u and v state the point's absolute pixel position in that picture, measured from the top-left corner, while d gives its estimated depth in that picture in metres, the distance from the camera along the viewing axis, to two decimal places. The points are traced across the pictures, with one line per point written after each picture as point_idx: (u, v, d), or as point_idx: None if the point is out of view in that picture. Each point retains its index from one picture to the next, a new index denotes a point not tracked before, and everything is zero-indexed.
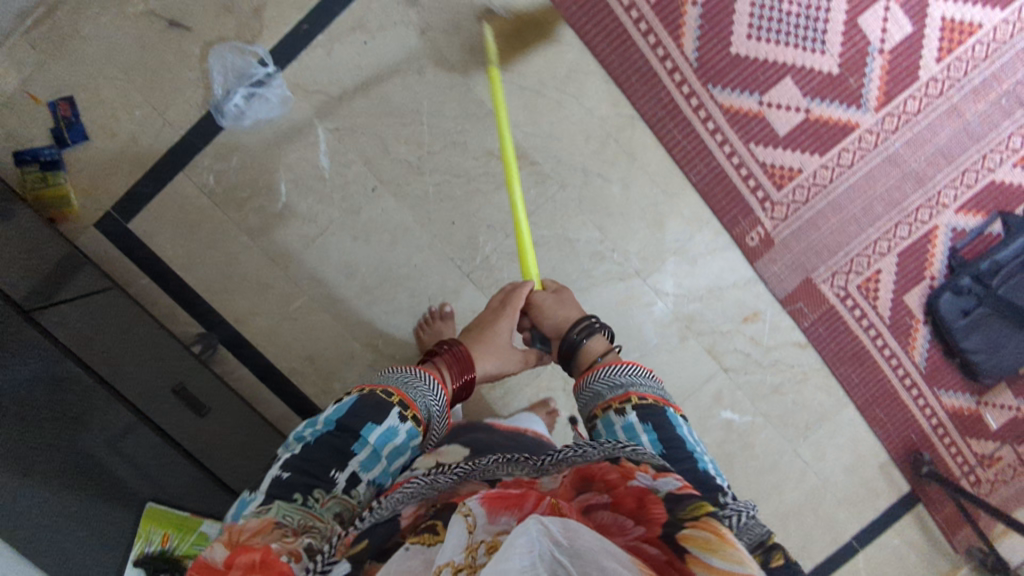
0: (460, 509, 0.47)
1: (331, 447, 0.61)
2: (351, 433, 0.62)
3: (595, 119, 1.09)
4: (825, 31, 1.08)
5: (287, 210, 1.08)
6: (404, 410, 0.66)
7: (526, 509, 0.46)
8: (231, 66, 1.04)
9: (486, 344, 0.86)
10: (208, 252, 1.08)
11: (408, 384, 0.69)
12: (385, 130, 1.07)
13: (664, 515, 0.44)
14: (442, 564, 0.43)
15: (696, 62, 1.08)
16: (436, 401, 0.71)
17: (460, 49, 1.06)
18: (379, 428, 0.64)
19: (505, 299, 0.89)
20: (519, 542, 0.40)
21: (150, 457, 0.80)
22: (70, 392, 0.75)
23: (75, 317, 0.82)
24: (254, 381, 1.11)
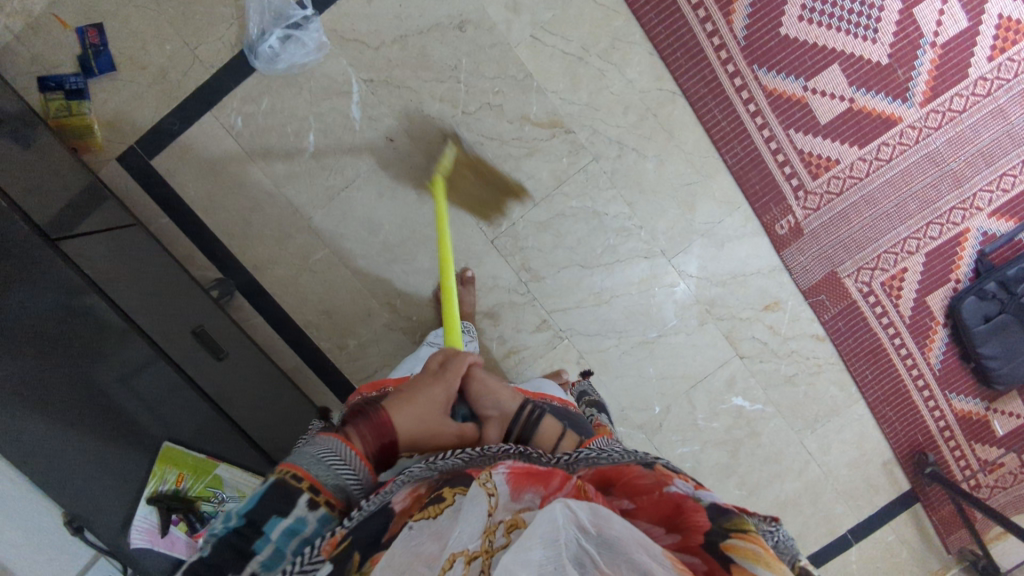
0: (483, 479, 0.44)
1: (230, 550, 0.43)
2: (252, 529, 0.43)
3: (635, 92, 1.06)
4: (878, 19, 1.05)
5: (315, 159, 1.06)
6: (315, 496, 0.45)
7: (553, 487, 0.45)
8: (269, 6, 0.99)
9: (417, 404, 0.55)
10: (231, 197, 1.06)
11: (320, 459, 0.46)
12: (421, 85, 1.04)
13: (706, 522, 0.40)
14: (455, 552, 0.40)
15: (743, 40, 1.05)
16: (353, 477, 0.47)
17: (505, 7, 1.03)
18: (284, 522, 0.43)
19: (444, 364, 0.61)
20: (540, 533, 0.38)
21: (163, 396, 0.77)
22: (85, 324, 0.72)
23: (95, 247, 0.80)
24: (268, 332, 1.11)
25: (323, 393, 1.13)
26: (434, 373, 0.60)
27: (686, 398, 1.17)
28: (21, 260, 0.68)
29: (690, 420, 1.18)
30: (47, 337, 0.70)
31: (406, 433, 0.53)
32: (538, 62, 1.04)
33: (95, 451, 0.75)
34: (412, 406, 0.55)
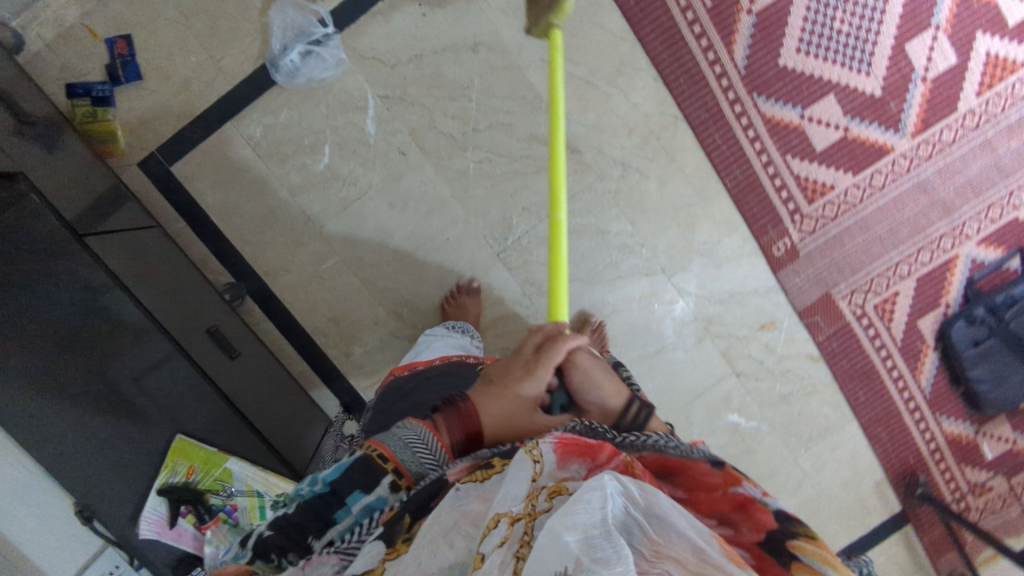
0: (530, 448, 0.50)
1: (315, 513, 0.52)
2: (337, 497, 0.52)
3: (639, 115, 1.11)
4: (872, 53, 1.10)
5: (329, 170, 1.09)
6: (398, 476, 0.53)
7: (600, 460, 0.50)
8: (291, 23, 1.04)
9: (506, 400, 0.60)
10: (246, 204, 1.09)
11: (400, 443, 0.54)
12: (435, 102, 1.09)
13: (771, 523, 0.47)
14: (500, 512, 0.45)
15: (744, 69, 1.10)
16: (430, 461, 0.54)
17: (517, 31, 1.07)
18: (366, 497, 0.52)
19: (542, 353, 0.64)
20: (589, 499, 0.42)
21: (177, 392, 0.79)
22: (107, 322, 0.73)
23: (116, 246, 0.81)
24: (277, 337, 1.13)
25: (328, 398, 1.16)
26: (529, 366, 0.63)
27: (683, 414, 1.19)
28: (48, 251, 0.68)
29: (687, 435, 1.20)
30: (71, 331, 0.71)
31: (489, 426, 0.58)
32: (548, 85, 1.09)
33: (110, 440, 0.77)
34: (497, 402, 0.60)
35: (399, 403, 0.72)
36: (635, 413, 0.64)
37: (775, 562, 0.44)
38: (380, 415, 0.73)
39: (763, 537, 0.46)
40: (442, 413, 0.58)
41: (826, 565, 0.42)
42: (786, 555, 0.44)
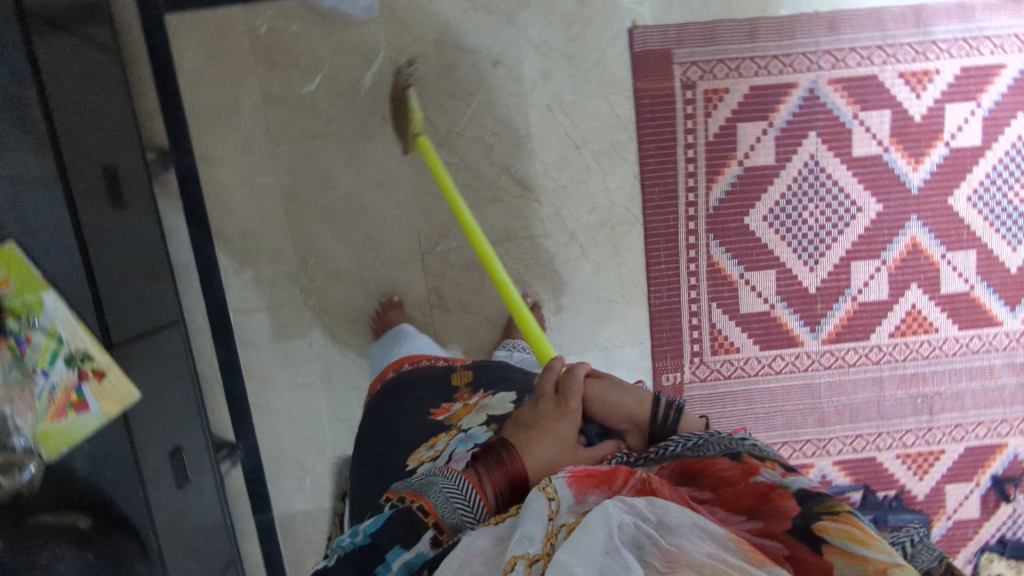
0: (542, 487, 0.48)
1: (355, 566, 0.50)
2: (377, 551, 0.50)
3: (606, 201, 1.14)
4: (822, 253, 1.17)
5: (310, 98, 1.10)
6: (436, 531, 0.50)
7: (616, 487, 0.49)
8: None
9: (542, 437, 0.56)
10: (217, 86, 1.08)
11: (444, 495, 0.52)
12: (435, 91, 1.11)
13: (796, 508, 0.48)
14: (516, 553, 0.43)
15: (712, 209, 1.15)
16: (469, 516, 0.51)
17: (539, 71, 1.11)
18: (404, 553, 0.50)
19: (563, 386, 0.61)
20: (597, 527, 0.43)
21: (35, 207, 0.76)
22: (10, 106, 0.74)
23: (65, 51, 0.81)
24: (178, 220, 1.10)
25: (196, 300, 1.12)
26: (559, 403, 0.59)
27: None
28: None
29: None
30: None
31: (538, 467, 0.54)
32: (541, 131, 1.12)
33: None
34: (538, 444, 0.56)
35: (380, 438, 0.76)
36: (664, 415, 0.60)
37: (814, 553, 0.45)
38: (365, 451, 0.77)
39: (795, 522, 0.47)
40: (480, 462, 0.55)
41: (861, 550, 0.44)
42: (817, 542, 0.45)
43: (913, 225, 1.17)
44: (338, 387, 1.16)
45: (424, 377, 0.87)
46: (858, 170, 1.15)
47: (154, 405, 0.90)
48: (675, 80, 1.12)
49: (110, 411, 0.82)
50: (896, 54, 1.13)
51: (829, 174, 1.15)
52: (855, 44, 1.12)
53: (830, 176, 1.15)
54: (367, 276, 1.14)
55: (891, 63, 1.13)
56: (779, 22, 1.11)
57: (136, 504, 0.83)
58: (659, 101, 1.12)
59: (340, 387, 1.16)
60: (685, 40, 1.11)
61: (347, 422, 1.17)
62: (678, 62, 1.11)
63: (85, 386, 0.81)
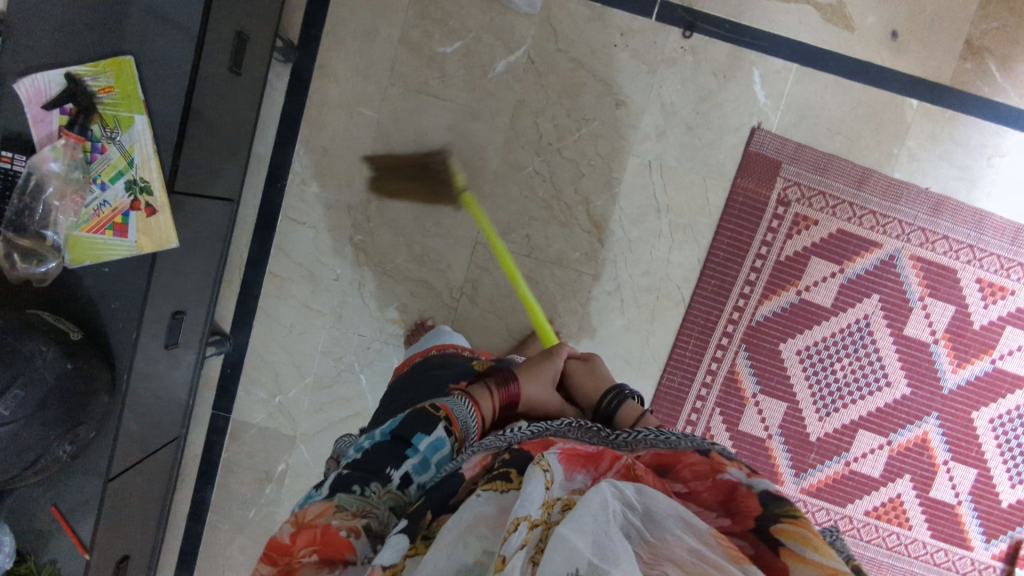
0: (538, 460, 0.53)
1: (387, 451, 0.62)
2: (404, 440, 0.62)
3: (663, 271, 1.16)
4: (836, 408, 1.17)
5: (440, 58, 1.12)
6: (449, 424, 0.65)
7: (602, 467, 0.55)
8: None
9: (532, 373, 0.78)
10: (364, 9, 1.11)
11: (454, 405, 0.67)
12: (555, 102, 1.13)
13: (757, 509, 0.52)
14: (520, 515, 0.46)
15: (754, 322, 1.16)
16: (475, 423, 0.67)
17: (655, 127, 1.13)
18: (428, 437, 0.63)
19: (553, 351, 0.85)
20: (591, 507, 0.46)
21: (168, 33, 0.77)
22: None
23: None
24: (275, 112, 1.14)
25: (257, 190, 1.15)
26: (545, 354, 0.84)
27: None
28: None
29: None
30: None
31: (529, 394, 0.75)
32: (633, 182, 1.14)
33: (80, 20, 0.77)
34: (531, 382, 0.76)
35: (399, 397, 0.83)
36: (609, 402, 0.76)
37: (772, 553, 0.49)
38: (384, 411, 0.82)
39: (756, 523, 0.51)
40: (486, 386, 0.74)
41: (807, 553, 0.47)
42: (774, 541, 0.49)
43: (930, 421, 1.17)
44: (344, 327, 1.17)
45: (443, 359, 0.90)
46: (902, 348, 1.16)
47: (183, 265, 0.90)
48: (773, 191, 1.14)
49: (144, 247, 0.79)
50: (982, 260, 1.14)
51: (874, 339, 1.16)
52: (949, 233, 1.14)
53: (875, 341, 1.16)
54: (417, 239, 1.16)
55: (974, 265, 1.15)
56: (889, 181, 1.13)
57: (126, 342, 0.81)
58: (751, 203, 1.14)
59: (346, 327, 1.17)
60: (799, 160, 1.13)
61: (336, 362, 1.17)
62: (783, 177, 1.13)
63: (133, 214, 0.79)
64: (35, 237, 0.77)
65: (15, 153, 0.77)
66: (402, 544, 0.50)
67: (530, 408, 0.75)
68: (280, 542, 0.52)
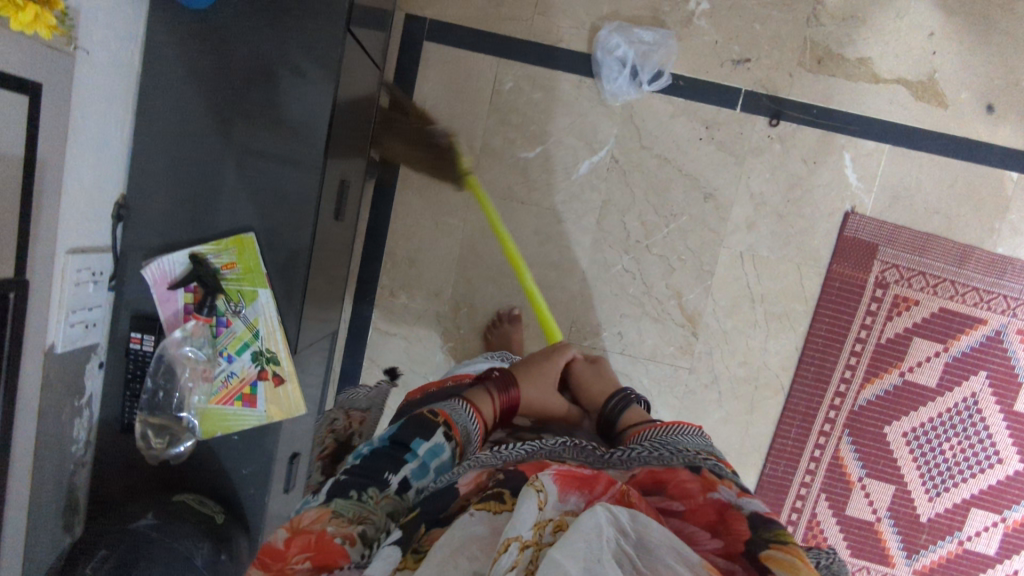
0: (531, 480, 0.50)
1: (384, 455, 0.61)
2: (403, 445, 0.62)
3: (760, 360, 1.15)
4: (947, 488, 1.15)
5: (523, 163, 1.12)
6: (448, 429, 0.65)
7: (596, 491, 0.52)
8: (633, 48, 1.06)
9: (533, 374, 0.82)
10: (444, 120, 1.11)
11: (453, 409, 0.68)
12: (641, 200, 1.11)
13: (748, 533, 0.51)
14: (511, 536, 0.44)
15: (857, 407, 1.14)
16: (472, 420, 0.68)
17: (745, 218, 1.11)
18: (427, 444, 0.62)
19: (556, 350, 0.89)
20: (585, 531, 0.44)
21: (281, 199, 0.76)
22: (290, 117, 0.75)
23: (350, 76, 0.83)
24: (361, 227, 1.14)
25: (348, 305, 1.16)
26: (546, 354, 0.87)
27: None
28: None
29: None
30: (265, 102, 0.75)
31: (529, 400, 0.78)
32: (726, 274, 1.13)
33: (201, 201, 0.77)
34: (537, 384, 0.80)
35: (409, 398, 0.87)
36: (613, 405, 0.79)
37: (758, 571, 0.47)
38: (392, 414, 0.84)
39: (745, 546, 0.50)
40: (488, 389, 0.74)
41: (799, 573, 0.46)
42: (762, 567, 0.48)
43: None
44: None
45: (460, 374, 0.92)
46: (1012, 425, 1.13)
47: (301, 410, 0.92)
48: (871, 275, 1.11)
49: (274, 415, 0.81)
50: None
51: (983, 417, 1.13)
52: None
53: (984, 419, 1.13)
54: None
55: None
56: (991, 257, 1.10)
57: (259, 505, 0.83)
58: (848, 288, 1.11)
59: None
60: (895, 242, 1.10)
61: None
62: (880, 259, 1.11)
63: (260, 384, 0.80)
64: (171, 417, 0.80)
65: (145, 333, 0.79)
66: (391, 559, 0.48)
67: (530, 409, 0.79)
68: (272, 547, 0.51)
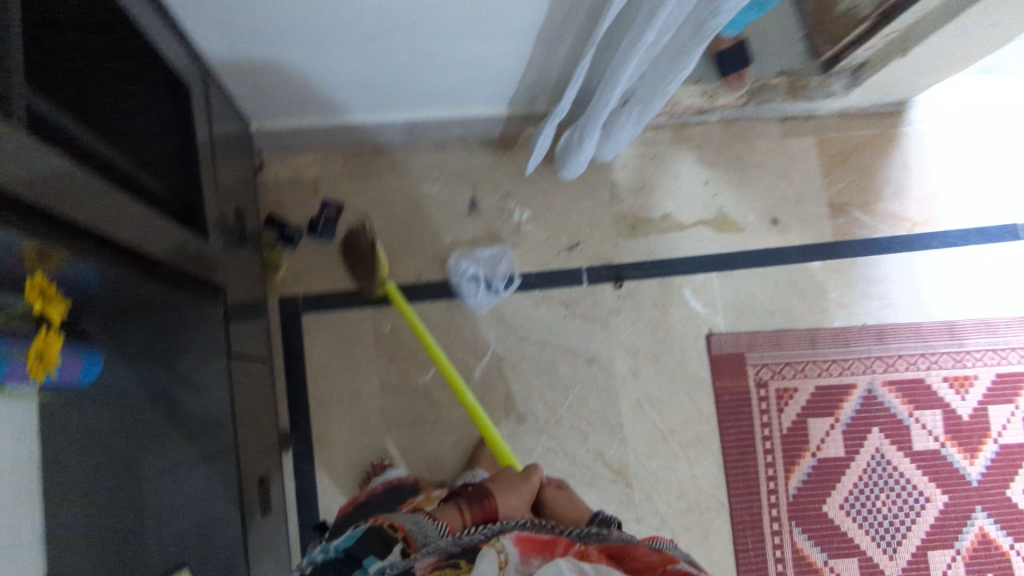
0: (494, 544, 0.62)
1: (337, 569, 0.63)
2: (353, 556, 0.63)
3: (693, 487, 1.22)
4: (899, 542, 1.23)
5: (424, 386, 1.20)
6: (406, 545, 0.64)
7: (554, 552, 0.61)
8: (483, 266, 1.23)
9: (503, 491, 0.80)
10: (340, 373, 1.18)
11: (417, 525, 0.67)
12: (538, 384, 1.22)
13: None
14: None
15: (793, 497, 1.23)
16: (439, 531, 0.67)
17: (629, 369, 1.24)
18: (378, 561, 0.61)
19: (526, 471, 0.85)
20: None
21: (206, 496, 0.84)
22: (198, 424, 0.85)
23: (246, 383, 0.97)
24: (290, 500, 1.15)
25: None
26: (521, 473, 0.84)
27: None
28: (184, 301, 0.84)
29: None
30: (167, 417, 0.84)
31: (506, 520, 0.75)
32: (632, 421, 1.23)
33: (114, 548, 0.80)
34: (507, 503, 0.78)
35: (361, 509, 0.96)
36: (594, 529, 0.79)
37: None
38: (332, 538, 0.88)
39: None
40: (457, 510, 0.74)
41: None
42: None
43: (978, 516, 1.25)
44: None
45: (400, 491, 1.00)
46: (921, 463, 1.25)
47: None
48: (750, 379, 1.26)
49: None
50: (938, 361, 1.29)
51: (895, 465, 1.25)
52: (901, 351, 1.29)
53: (897, 467, 1.25)
54: None
55: (934, 368, 1.29)
56: (833, 331, 1.29)
57: None
58: (737, 397, 1.25)
59: None
60: (756, 345, 1.27)
61: None
62: (751, 364, 1.26)
63: None
64: None
65: None
66: None
67: None
68: None
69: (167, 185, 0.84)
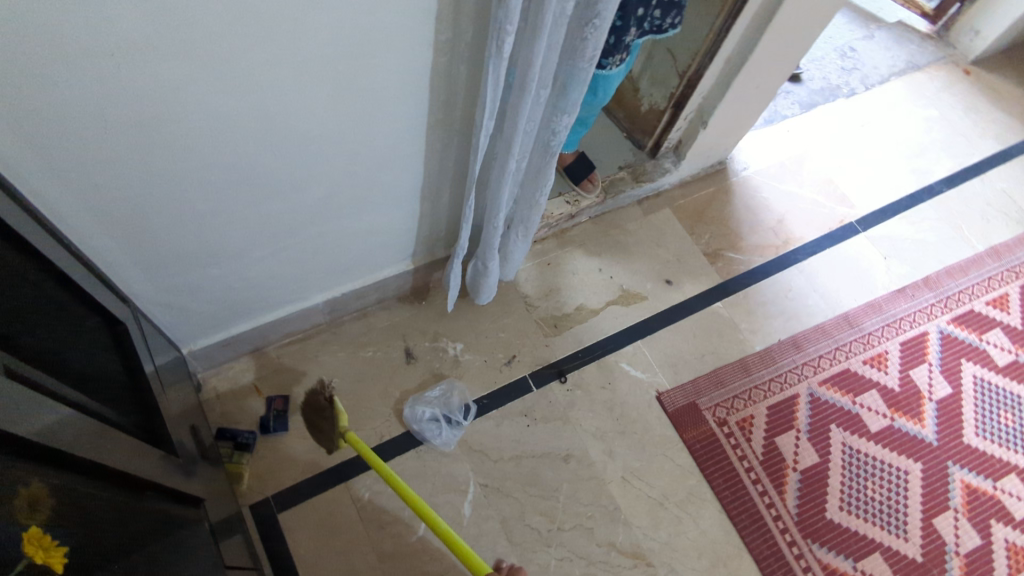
0: None
1: None
2: None
3: (707, 540, 1.23)
4: (905, 522, 1.28)
5: (420, 542, 1.17)
6: None
7: None
8: (438, 403, 1.27)
9: None
10: (331, 561, 1.13)
11: None
12: (527, 497, 1.23)
13: None
14: None
15: (796, 515, 1.27)
16: None
17: (603, 451, 1.29)
18: None
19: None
20: None
21: None
22: None
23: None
24: None
25: None
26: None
27: None
28: (169, 529, 0.76)
29: None
30: None
31: None
32: (626, 499, 1.25)
33: None
34: None
35: None
36: None
37: None
38: None
39: None
40: None
41: None
42: None
43: (954, 469, 1.34)
44: None
45: None
46: (884, 441, 1.35)
47: None
48: (710, 422, 1.34)
49: None
50: (852, 349, 1.45)
51: (864, 451, 1.34)
52: (820, 352, 1.44)
53: (866, 452, 1.34)
54: None
55: (852, 356, 1.44)
56: (759, 355, 1.42)
57: None
58: (707, 442, 1.32)
59: None
60: (702, 390, 1.37)
61: None
62: (705, 408, 1.35)
63: None
64: None
65: None
66: None
67: None
68: None
69: (137, 418, 0.83)
